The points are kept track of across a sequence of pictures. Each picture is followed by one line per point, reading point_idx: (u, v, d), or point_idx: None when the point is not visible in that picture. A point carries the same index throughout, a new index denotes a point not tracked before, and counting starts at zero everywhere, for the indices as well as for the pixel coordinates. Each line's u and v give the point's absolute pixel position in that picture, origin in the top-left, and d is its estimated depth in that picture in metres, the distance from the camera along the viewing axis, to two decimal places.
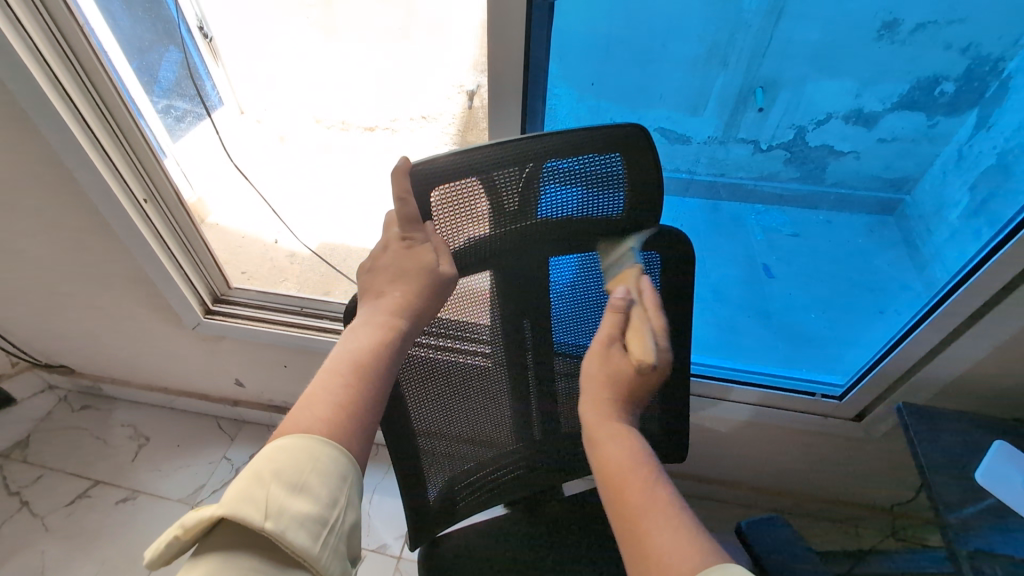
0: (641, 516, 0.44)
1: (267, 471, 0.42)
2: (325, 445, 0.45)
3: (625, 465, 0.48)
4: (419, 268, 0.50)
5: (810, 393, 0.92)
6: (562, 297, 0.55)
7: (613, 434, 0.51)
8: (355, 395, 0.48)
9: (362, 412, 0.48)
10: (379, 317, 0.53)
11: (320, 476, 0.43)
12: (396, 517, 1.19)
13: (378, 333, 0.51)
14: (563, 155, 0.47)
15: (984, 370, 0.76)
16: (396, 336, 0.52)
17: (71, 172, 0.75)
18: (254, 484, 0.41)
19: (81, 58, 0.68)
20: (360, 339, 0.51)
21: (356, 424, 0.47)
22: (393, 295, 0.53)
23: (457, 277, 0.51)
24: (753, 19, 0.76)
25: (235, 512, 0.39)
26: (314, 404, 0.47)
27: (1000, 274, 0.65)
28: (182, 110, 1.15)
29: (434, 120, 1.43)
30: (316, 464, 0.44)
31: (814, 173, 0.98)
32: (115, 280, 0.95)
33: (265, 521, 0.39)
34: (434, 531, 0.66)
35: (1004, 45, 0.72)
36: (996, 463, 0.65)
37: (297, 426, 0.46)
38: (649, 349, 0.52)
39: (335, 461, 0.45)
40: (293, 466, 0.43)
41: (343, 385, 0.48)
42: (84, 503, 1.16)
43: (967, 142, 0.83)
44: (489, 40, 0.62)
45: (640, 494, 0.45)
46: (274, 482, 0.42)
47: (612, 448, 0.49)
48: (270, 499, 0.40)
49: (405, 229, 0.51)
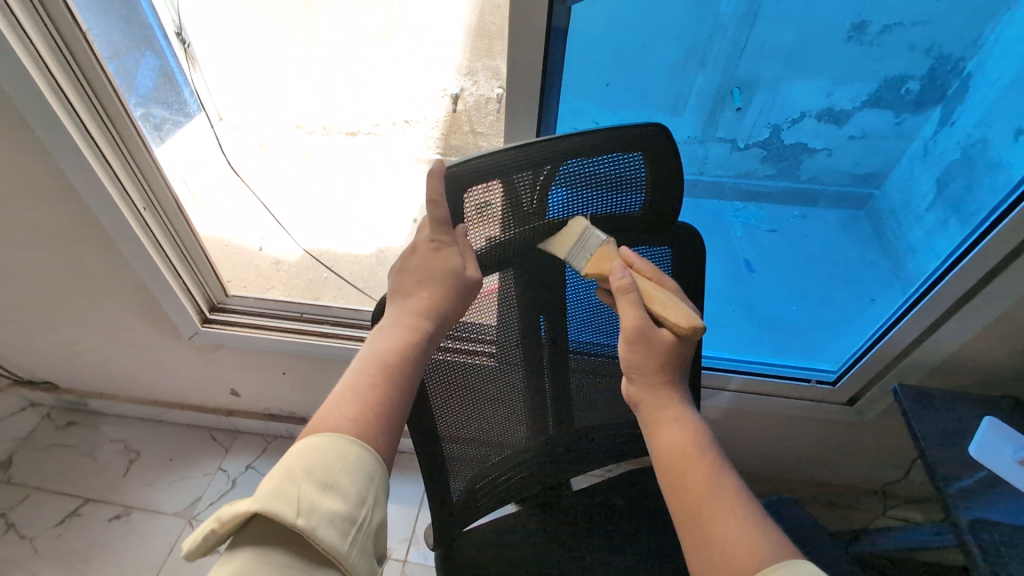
0: (702, 503, 0.46)
1: (298, 467, 0.42)
2: (353, 443, 0.45)
3: (682, 448, 0.50)
4: (447, 271, 0.51)
5: (805, 379, 0.96)
6: (582, 299, 0.58)
7: (675, 417, 0.53)
8: (382, 396, 0.49)
9: (388, 416, 0.49)
10: (406, 318, 0.53)
11: (349, 475, 0.44)
12: (399, 522, 1.19)
13: (405, 335, 0.52)
14: (583, 157, 0.48)
15: (971, 351, 0.80)
16: (422, 338, 0.52)
17: (68, 179, 0.74)
18: (285, 479, 0.42)
19: (81, 63, 0.67)
20: (388, 340, 0.52)
21: (382, 425, 0.48)
22: (420, 297, 0.54)
23: (480, 279, 0.52)
24: (729, 21, 0.79)
25: (268, 508, 0.39)
26: (340, 402, 0.48)
27: (984, 261, 0.69)
28: (160, 117, 1.09)
29: (419, 124, 1.46)
30: (345, 463, 0.44)
31: (789, 170, 1.02)
32: (109, 292, 0.93)
33: (298, 518, 0.40)
34: (457, 529, 0.67)
35: (965, 46, 0.77)
36: (987, 439, 0.69)
37: (326, 425, 0.46)
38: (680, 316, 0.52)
39: (363, 460, 0.45)
40: (323, 464, 0.43)
41: (370, 385, 0.49)
42: (75, 522, 1.12)
43: (932, 138, 0.89)
44: (505, 45, 0.63)
45: (701, 479, 0.48)
46: (304, 479, 0.42)
47: (669, 432, 0.52)
48: (302, 496, 0.41)
49: (435, 231, 0.51)
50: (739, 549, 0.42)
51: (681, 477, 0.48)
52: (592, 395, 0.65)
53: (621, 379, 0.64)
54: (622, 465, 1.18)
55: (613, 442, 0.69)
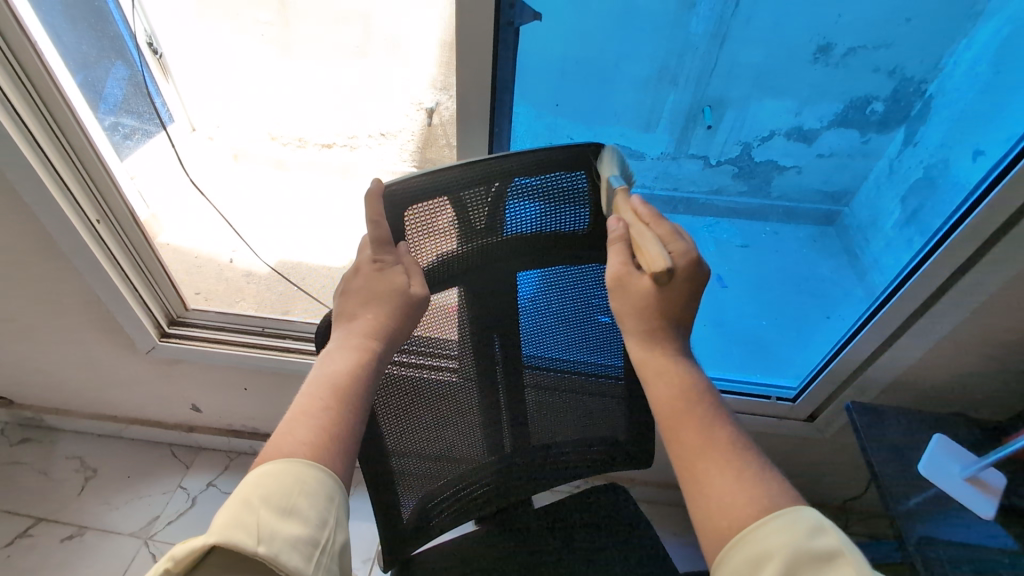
0: (695, 461, 0.45)
1: (255, 495, 0.42)
2: (309, 466, 0.44)
3: (677, 402, 0.48)
4: (393, 292, 0.50)
5: (766, 396, 0.97)
6: (538, 314, 0.57)
7: (663, 369, 0.51)
8: (337, 418, 0.48)
9: (346, 438, 0.48)
10: (353, 340, 0.52)
11: (309, 498, 0.43)
12: (363, 541, 1.17)
13: (354, 357, 0.51)
14: (530, 173, 0.49)
15: (921, 369, 0.81)
16: (372, 359, 0.52)
17: (16, 192, 0.72)
18: (242, 509, 0.41)
19: (31, 76, 0.66)
20: (337, 363, 0.50)
21: (340, 448, 0.47)
22: (366, 319, 0.53)
23: (429, 296, 0.52)
24: (700, 42, 0.80)
25: (226, 539, 0.39)
26: (294, 428, 0.47)
27: (929, 281, 0.71)
28: (128, 127, 1.07)
29: (394, 137, 1.43)
30: (304, 487, 0.43)
31: (760, 188, 1.04)
32: (63, 306, 0.91)
33: (258, 546, 0.39)
34: (407, 549, 0.66)
35: (926, 68, 0.79)
36: (936, 456, 0.70)
37: (279, 451, 0.45)
38: (656, 253, 0.48)
39: (322, 481, 0.45)
40: (281, 490, 0.43)
41: (323, 409, 0.48)
42: (25, 543, 1.09)
43: (897, 158, 0.90)
44: (456, 62, 0.63)
45: (696, 434, 0.46)
46: (263, 507, 0.41)
47: (663, 383, 0.50)
48: (261, 524, 0.40)
49: (377, 252, 0.50)
50: (734, 503, 0.41)
51: (678, 430, 0.47)
52: (545, 411, 0.64)
53: (579, 395, 0.64)
54: (588, 481, 1.18)
55: (571, 460, 0.68)
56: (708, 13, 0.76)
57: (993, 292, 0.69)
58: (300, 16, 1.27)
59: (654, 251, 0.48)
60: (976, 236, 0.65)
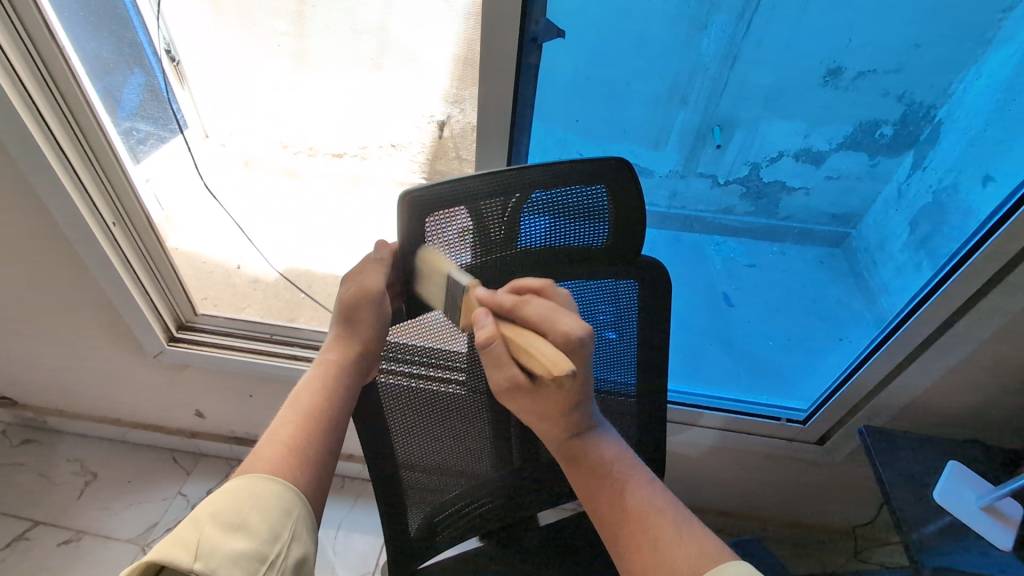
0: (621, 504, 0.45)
1: (205, 512, 0.43)
2: (266, 481, 0.45)
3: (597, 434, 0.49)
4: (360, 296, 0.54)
5: (776, 418, 0.96)
6: (581, 316, 0.58)
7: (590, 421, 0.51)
8: (302, 436, 0.49)
9: (310, 455, 0.49)
10: (324, 356, 0.56)
11: (261, 513, 0.44)
12: (363, 555, 1.16)
13: (322, 369, 0.54)
14: (550, 187, 0.50)
15: (933, 394, 0.80)
16: (335, 368, 0.54)
17: (37, 194, 0.73)
18: (191, 526, 0.42)
19: (57, 79, 0.67)
20: (306, 379, 0.54)
21: (303, 462, 0.48)
22: (334, 334, 0.57)
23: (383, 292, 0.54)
24: (711, 63, 0.81)
25: (164, 557, 0.40)
26: (262, 447, 0.49)
27: (943, 307, 0.70)
28: (145, 133, 1.10)
29: (404, 149, 1.36)
30: (255, 502, 0.44)
31: (768, 209, 1.03)
32: (73, 307, 0.91)
33: (195, 562, 0.40)
34: (413, 563, 0.65)
35: (936, 94, 0.79)
36: (948, 487, 0.70)
37: (242, 469, 0.47)
38: (555, 354, 0.43)
39: (278, 496, 0.45)
40: (232, 506, 0.43)
41: (286, 425, 0.50)
42: (20, 547, 1.08)
43: (905, 180, 0.90)
44: (479, 76, 0.64)
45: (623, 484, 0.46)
46: (210, 523, 0.42)
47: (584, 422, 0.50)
48: (202, 541, 0.41)
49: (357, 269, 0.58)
50: None
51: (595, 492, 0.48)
52: None
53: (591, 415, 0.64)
54: None
55: None
56: (720, 32, 0.77)
57: (1009, 318, 0.68)
58: (319, 27, 1.12)
59: (544, 353, 0.44)
60: (990, 264, 0.65)
